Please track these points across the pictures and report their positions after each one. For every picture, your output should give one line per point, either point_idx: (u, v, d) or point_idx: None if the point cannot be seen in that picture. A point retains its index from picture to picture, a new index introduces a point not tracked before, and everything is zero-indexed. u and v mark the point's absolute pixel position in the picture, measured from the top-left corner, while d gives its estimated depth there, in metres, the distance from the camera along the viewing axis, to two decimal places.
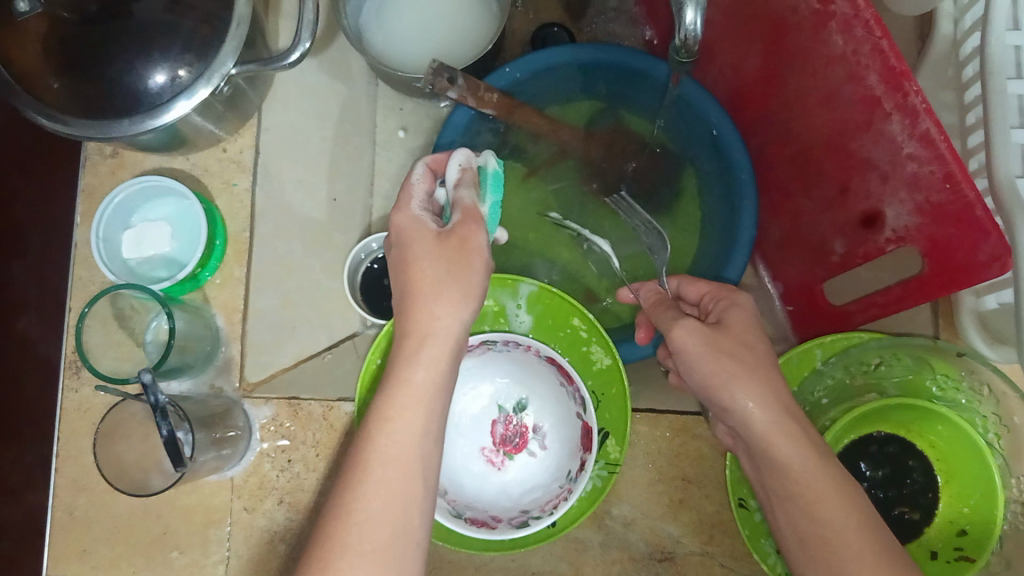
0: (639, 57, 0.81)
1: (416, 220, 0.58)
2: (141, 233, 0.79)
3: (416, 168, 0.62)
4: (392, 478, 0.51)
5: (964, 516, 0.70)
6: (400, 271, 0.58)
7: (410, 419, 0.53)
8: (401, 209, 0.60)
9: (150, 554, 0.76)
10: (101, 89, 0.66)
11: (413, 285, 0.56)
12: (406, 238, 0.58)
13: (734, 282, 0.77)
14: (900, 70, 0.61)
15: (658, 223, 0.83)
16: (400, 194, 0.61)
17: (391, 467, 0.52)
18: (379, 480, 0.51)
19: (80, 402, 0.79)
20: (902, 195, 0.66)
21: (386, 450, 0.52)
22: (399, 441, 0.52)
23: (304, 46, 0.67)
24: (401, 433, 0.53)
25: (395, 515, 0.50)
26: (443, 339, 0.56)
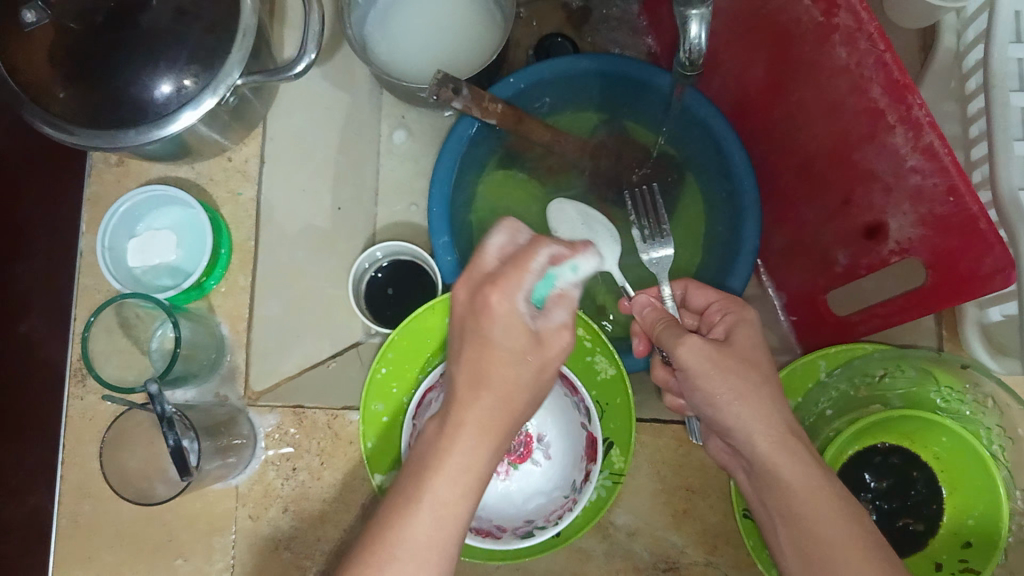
0: (643, 68, 0.81)
1: (511, 306, 0.56)
2: (147, 241, 0.79)
3: (541, 253, 0.56)
4: (440, 509, 0.51)
5: (968, 528, 0.70)
6: (472, 339, 0.56)
7: (463, 450, 0.53)
8: (498, 291, 0.55)
9: (154, 563, 0.76)
10: (107, 100, 0.66)
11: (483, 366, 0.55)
12: (493, 314, 0.55)
13: (739, 294, 0.77)
14: (904, 83, 0.61)
15: (654, 226, 0.81)
16: (508, 272, 0.56)
17: (441, 497, 0.51)
18: (426, 510, 0.51)
19: (86, 410, 0.78)
20: (906, 207, 0.66)
21: (439, 481, 0.52)
22: (453, 476, 0.52)
23: (310, 56, 0.67)
24: (456, 468, 0.52)
25: (436, 543, 0.50)
26: (500, 388, 0.55)
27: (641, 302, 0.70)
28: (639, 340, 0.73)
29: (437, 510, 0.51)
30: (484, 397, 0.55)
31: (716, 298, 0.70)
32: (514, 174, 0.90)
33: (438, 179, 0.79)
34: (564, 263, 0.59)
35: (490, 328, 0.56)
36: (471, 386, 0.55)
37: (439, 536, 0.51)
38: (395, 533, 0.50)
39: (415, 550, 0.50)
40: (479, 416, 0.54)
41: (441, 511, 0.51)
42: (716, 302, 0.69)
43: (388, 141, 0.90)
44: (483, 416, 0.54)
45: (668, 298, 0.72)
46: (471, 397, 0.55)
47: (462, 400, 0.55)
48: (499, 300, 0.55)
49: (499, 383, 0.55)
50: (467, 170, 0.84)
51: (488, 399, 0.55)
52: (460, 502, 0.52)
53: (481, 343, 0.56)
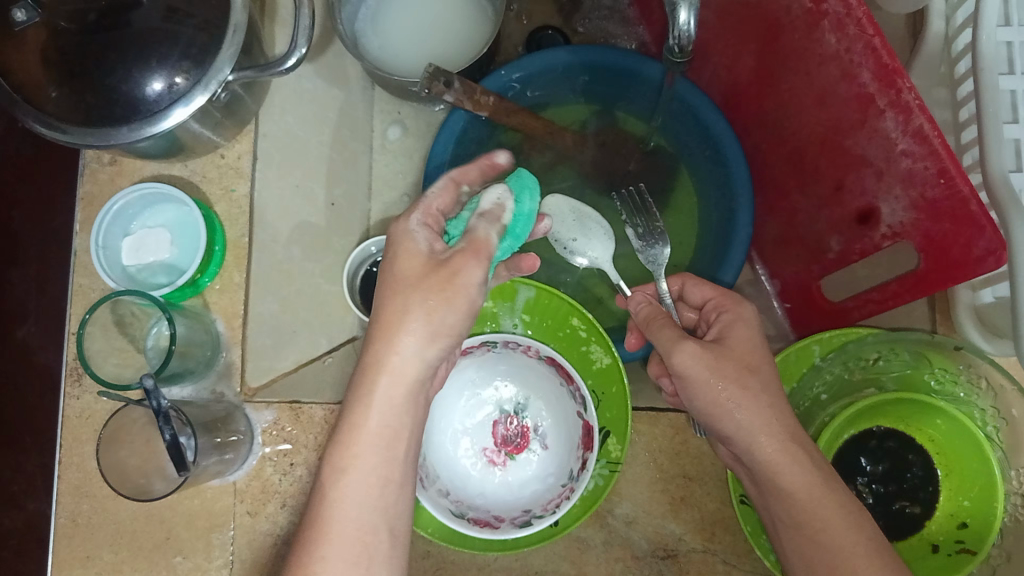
0: (633, 59, 0.81)
1: (415, 244, 0.54)
2: (140, 239, 0.79)
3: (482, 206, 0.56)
4: (365, 480, 0.53)
5: (964, 509, 0.70)
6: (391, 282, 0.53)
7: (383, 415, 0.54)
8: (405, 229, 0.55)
9: (152, 560, 0.75)
10: (98, 98, 0.66)
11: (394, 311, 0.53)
12: (404, 251, 0.54)
13: (729, 286, 0.77)
14: (893, 68, 0.61)
15: (648, 225, 0.83)
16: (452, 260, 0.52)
17: (362, 468, 0.53)
18: (349, 485, 0.53)
19: (82, 409, 0.77)
20: (897, 191, 0.66)
21: (359, 454, 0.53)
22: (372, 446, 0.54)
23: (301, 51, 0.67)
24: (372, 437, 0.54)
25: (363, 512, 0.53)
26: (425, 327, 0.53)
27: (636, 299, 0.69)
28: (632, 335, 0.73)
29: (369, 489, 0.53)
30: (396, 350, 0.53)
31: (711, 296, 0.69)
32: None
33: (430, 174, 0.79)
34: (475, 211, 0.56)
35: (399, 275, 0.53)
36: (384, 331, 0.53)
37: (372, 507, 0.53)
38: (323, 514, 0.53)
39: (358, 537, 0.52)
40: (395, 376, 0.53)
41: (365, 480, 0.53)
42: (712, 299, 0.68)
43: (381, 136, 0.96)
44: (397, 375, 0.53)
45: (664, 292, 0.74)
46: (381, 353, 0.53)
47: (371, 364, 0.54)
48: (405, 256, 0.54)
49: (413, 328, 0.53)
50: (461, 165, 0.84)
51: (402, 350, 0.53)
52: (384, 466, 0.54)
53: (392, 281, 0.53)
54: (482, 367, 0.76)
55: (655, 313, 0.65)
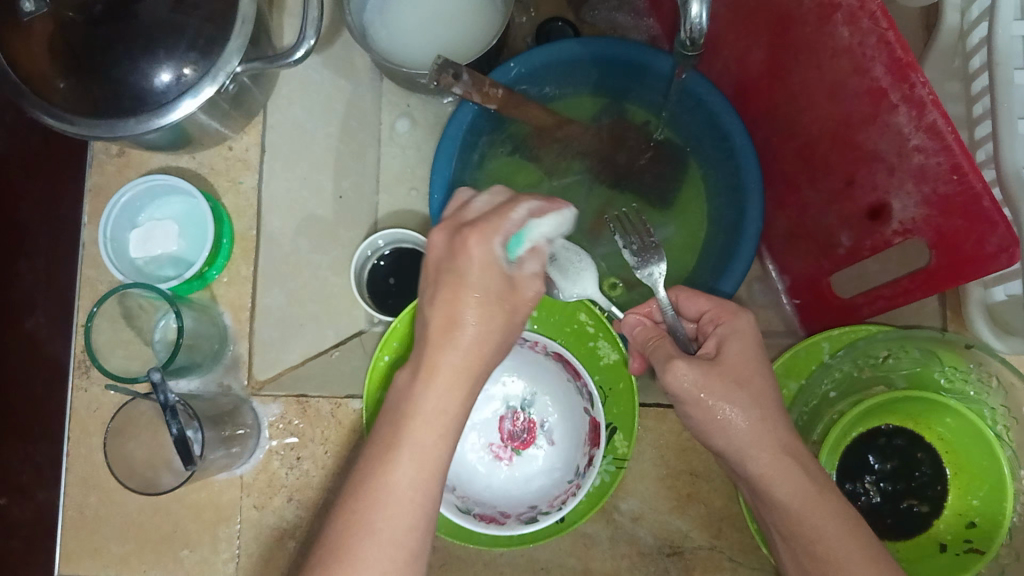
0: (642, 52, 0.80)
1: (489, 253, 0.53)
2: (147, 232, 0.79)
3: (521, 206, 0.54)
4: (417, 471, 0.51)
5: (973, 509, 0.70)
6: (448, 276, 0.53)
7: (437, 408, 0.52)
8: (476, 234, 0.53)
9: (159, 553, 0.76)
10: (107, 89, 0.66)
11: (452, 303, 0.53)
12: (470, 254, 0.53)
13: (729, 296, 0.77)
14: (907, 62, 0.61)
15: (642, 242, 0.75)
16: (488, 217, 0.54)
17: (413, 457, 0.51)
18: (399, 475, 0.50)
19: (90, 402, 0.78)
20: (909, 187, 0.65)
21: (413, 441, 0.51)
22: (425, 431, 0.51)
23: (309, 42, 0.67)
24: (426, 422, 0.51)
25: (412, 505, 0.50)
26: (476, 329, 0.53)
27: (631, 319, 0.69)
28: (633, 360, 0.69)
29: (409, 484, 0.50)
30: (455, 346, 0.53)
31: (706, 309, 0.65)
32: (510, 160, 0.89)
33: (438, 167, 0.79)
34: (540, 219, 0.55)
35: (439, 262, 0.55)
36: (445, 327, 0.53)
37: (411, 503, 0.50)
38: (364, 504, 0.50)
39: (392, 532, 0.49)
40: (455, 366, 0.52)
41: (418, 470, 0.51)
42: (709, 313, 0.65)
43: (389, 128, 0.91)
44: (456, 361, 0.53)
45: (668, 308, 0.67)
46: (440, 347, 0.53)
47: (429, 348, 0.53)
48: (476, 241, 0.53)
49: (471, 326, 0.53)
50: (468, 159, 0.84)
51: (459, 344, 0.53)
52: (438, 458, 0.51)
53: (456, 281, 0.53)
54: None
55: (654, 334, 0.65)
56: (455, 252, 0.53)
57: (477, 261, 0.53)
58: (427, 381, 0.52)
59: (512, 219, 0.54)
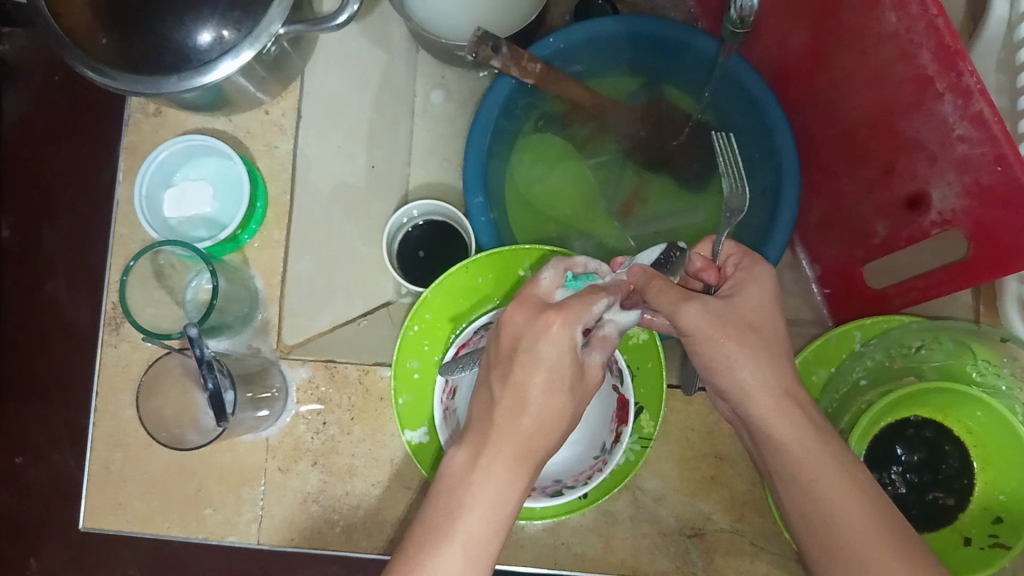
0: (683, 30, 0.79)
1: (566, 334, 0.55)
2: (183, 192, 0.79)
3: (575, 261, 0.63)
4: (462, 561, 0.50)
5: (999, 503, 0.70)
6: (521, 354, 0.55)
7: (489, 485, 0.52)
8: (562, 318, 0.55)
9: (183, 511, 0.76)
10: (148, 45, 0.66)
11: (523, 388, 0.54)
12: (550, 336, 0.54)
13: (773, 263, 0.75)
14: (956, 49, 0.59)
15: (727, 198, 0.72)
16: (573, 303, 0.55)
17: (462, 548, 0.51)
18: (450, 565, 0.50)
19: (119, 358, 0.78)
20: (950, 176, 0.65)
21: (462, 526, 0.51)
22: (477, 518, 0.52)
23: (353, 8, 0.67)
24: (477, 517, 0.52)
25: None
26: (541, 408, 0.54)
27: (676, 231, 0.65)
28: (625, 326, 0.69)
29: (459, 554, 0.50)
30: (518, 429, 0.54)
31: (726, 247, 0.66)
32: (546, 136, 0.88)
33: (475, 138, 0.78)
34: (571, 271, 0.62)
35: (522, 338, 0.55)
36: (511, 408, 0.54)
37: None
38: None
39: None
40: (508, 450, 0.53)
41: (465, 560, 0.50)
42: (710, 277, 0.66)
43: (423, 100, 0.88)
44: (520, 443, 0.53)
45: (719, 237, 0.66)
46: (499, 433, 0.54)
47: (485, 430, 0.54)
48: (553, 319, 0.54)
49: (532, 407, 0.54)
50: (504, 132, 0.83)
51: (519, 429, 0.54)
52: (485, 550, 0.51)
53: (529, 361, 0.54)
54: None
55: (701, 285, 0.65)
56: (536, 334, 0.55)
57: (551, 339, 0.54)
58: (480, 469, 0.53)
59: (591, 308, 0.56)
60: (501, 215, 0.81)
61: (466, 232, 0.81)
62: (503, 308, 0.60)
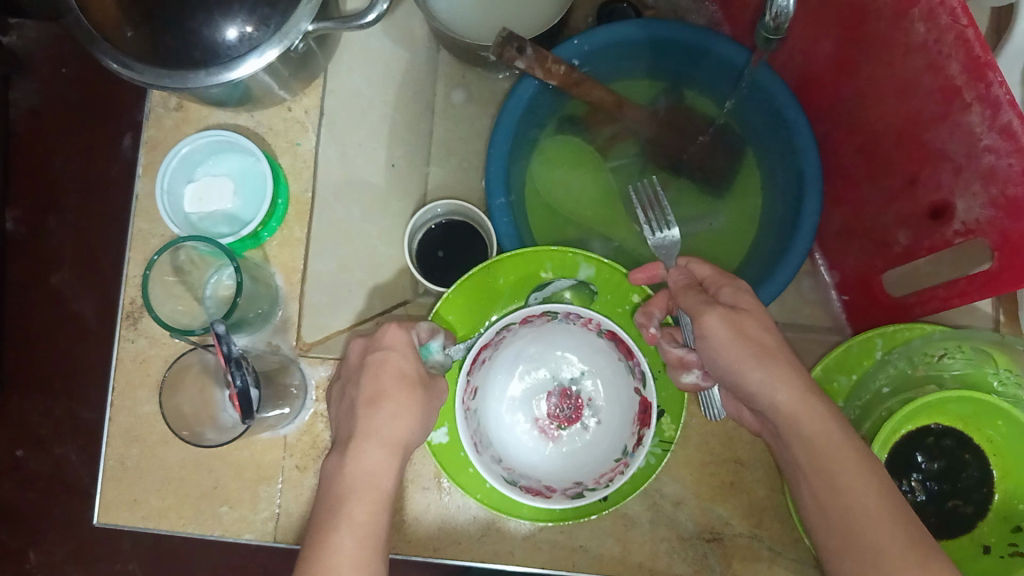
0: (705, 36, 0.80)
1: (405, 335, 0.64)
2: (205, 188, 0.78)
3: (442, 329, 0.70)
4: (356, 542, 0.54)
5: (1019, 513, 0.70)
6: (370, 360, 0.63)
7: (371, 464, 0.58)
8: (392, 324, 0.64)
9: (199, 508, 0.75)
10: (176, 40, 0.66)
11: (380, 381, 0.61)
12: (388, 340, 0.63)
13: (766, 307, 0.76)
14: (985, 60, 0.60)
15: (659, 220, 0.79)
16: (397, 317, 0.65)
17: (357, 531, 0.55)
18: (345, 546, 0.54)
19: (137, 354, 0.77)
20: (976, 187, 0.65)
21: (352, 513, 0.56)
22: (365, 505, 0.56)
23: (381, 6, 0.66)
24: (363, 495, 0.56)
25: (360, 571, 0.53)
26: (398, 394, 0.61)
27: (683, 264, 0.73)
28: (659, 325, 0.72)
29: (356, 524, 0.55)
30: (383, 416, 0.60)
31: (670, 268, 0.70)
32: (567, 139, 0.89)
33: (497, 139, 0.79)
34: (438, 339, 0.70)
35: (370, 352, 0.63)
36: (369, 401, 0.60)
37: (363, 541, 0.54)
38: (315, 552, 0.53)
39: (339, 557, 0.53)
40: (383, 431, 0.59)
41: (357, 538, 0.54)
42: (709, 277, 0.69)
43: (444, 99, 0.94)
44: (390, 440, 0.59)
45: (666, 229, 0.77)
46: (369, 418, 0.60)
47: (359, 432, 0.59)
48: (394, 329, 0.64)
49: (393, 395, 0.61)
50: (525, 134, 0.83)
51: (383, 417, 0.60)
52: (373, 536, 0.55)
53: (379, 361, 0.62)
54: (541, 342, 0.76)
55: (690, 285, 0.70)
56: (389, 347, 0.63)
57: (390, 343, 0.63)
58: (355, 451, 0.58)
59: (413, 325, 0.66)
60: (521, 218, 0.81)
61: (489, 233, 0.82)
62: (365, 343, 0.65)
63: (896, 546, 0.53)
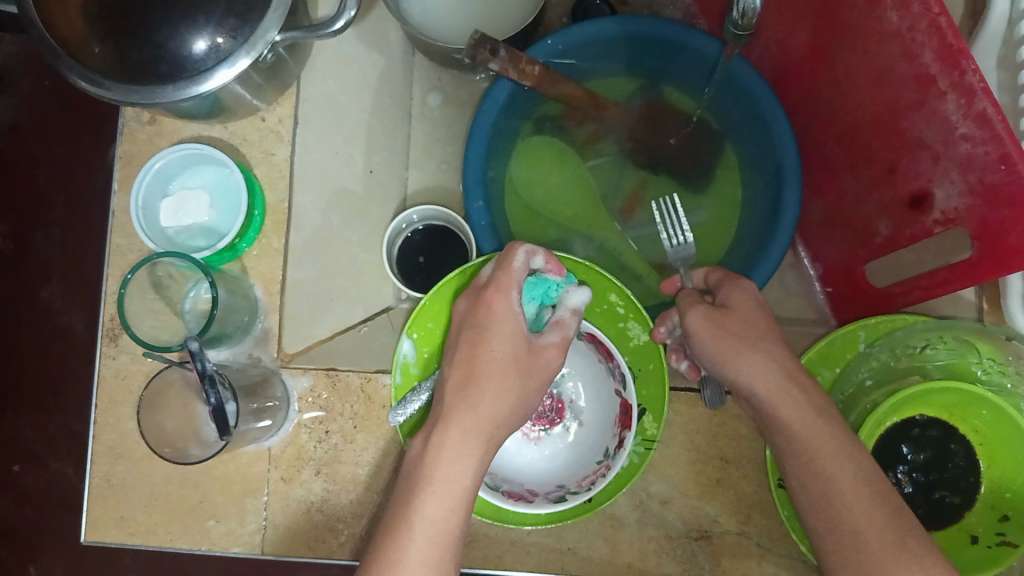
0: (678, 32, 0.79)
1: (509, 305, 0.64)
2: (181, 202, 0.77)
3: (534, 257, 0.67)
4: (427, 537, 0.55)
5: (1006, 501, 0.70)
6: (469, 335, 0.64)
7: (456, 454, 0.58)
8: (497, 293, 0.64)
9: (186, 523, 0.75)
10: (145, 54, 0.65)
11: (479, 359, 0.63)
12: (493, 311, 0.64)
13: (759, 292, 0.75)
14: (958, 47, 0.59)
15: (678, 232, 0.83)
16: (498, 277, 0.65)
17: (427, 529, 0.55)
18: (417, 542, 0.55)
19: (119, 370, 0.77)
20: (954, 175, 0.65)
21: (426, 509, 0.56)
22: (439, 501, 0.56)
23: (349, 13, 0.66)
24: (440, 491, 0.57)
25: (429, 571, 0.54)
26: (491, 376, 0.62)
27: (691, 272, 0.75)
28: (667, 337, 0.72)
29: (428, 521, 0.56)
30: (473, 405, 0.60)
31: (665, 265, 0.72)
32: (549, 140, 0.88)
33: (474, 143, 0.78)
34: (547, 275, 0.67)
35: (478, 323, 0.64)
36: (463, 380, 0.62)
37: (438, 536, 0.55)
38: (389, 543, 0.55)
39: (413, 550, 0.54)
40: (469, 422, 0.60)
41: (430, 538, 0.55)
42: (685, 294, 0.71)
43: (421, 103, 0.91)
44: (476, 429, 0.60)
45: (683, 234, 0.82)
46: (458, 407, 0.60)
47: (443, 420, 0.60)
48: (499, 299, 0.64)
49: (487, 382, 0.61)
50: (502, 136, 0.83)
51: (476, 405, 0.60)
52: (447, 531, 0.56)
53: (476, 338, 0.63)
54: None
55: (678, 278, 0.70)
56: (488, 319, 0.64)
57: (492, 316, 0.64)
58: (440, 440, 0.59)
59: (513, 270, 0.65)
60: (500, 221, 0.81)
61: (468, 237, 0.81)
62: (469, 308, 0.66)
63: (875, 550, 0.54)
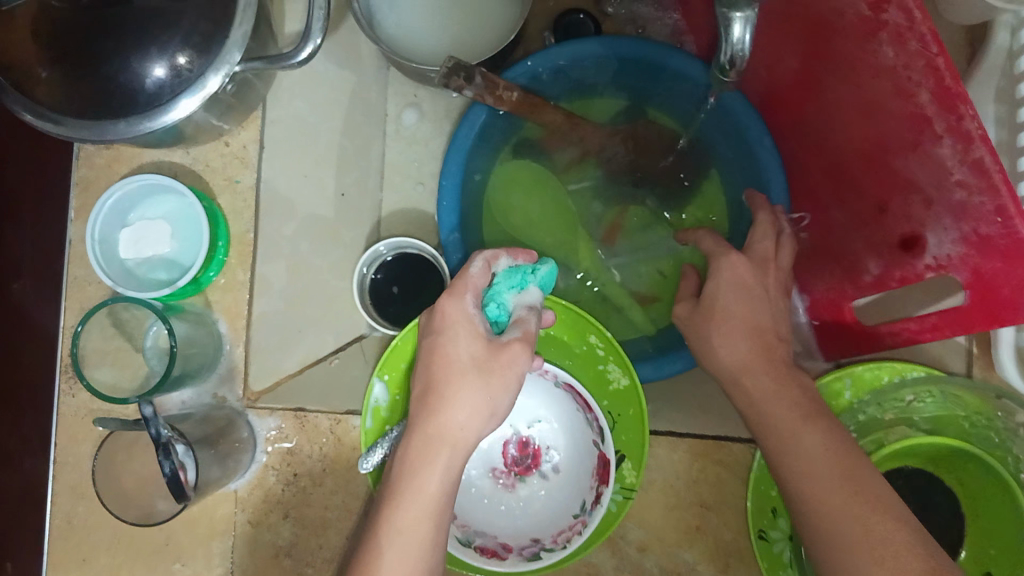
0: (663, 55, 0.76)
1: (464, 307, 0.59)
2: (138, 231, 0.73)
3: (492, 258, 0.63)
4: (398, 553, 0.50)
5: (990, 559, 0.68)
6: (430, 345, 0.58)
7: (427, 462, 0.53)
8: (451, 296, 0.59)
9: (150, 566, 0.73)
10: (95, 87, 0.61)
11: (438, 372, 0.56)
12: (447, 314, 0.58)
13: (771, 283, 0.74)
14: (957, 92, 0.56)
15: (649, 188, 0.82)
16: (454, 281, 0.61)
17: (402, 545, 0.51)
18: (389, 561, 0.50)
19: (78, 408, 0.76)
20: (946, 222, 0.62)
21: (395, 519, 0.51)
22: (409, 513, 0.52)
23: (316, 42, 0.61)
24: (409, 502, 0.52)
25: None
26: (452, 389, 0.55)
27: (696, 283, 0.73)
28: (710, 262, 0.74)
29: (398, 536, 0.51)
30: (443, 415, 0.54)
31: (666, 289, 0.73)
32: (525, 162, 0.84)
33: (449, 170, 0.75)
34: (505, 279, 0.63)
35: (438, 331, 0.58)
36: (424, 395, 0.56)
37: (413, 554, 0.51)
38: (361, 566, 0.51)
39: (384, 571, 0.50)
40: (435, 431, 0.54)
41: (401, 555, 0.50)
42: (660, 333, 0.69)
43: (395, 121, 0.83)
44: (446, 437, 0.54)
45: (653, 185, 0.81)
46: (425, 415, 0.55)
47: (409, 430, 0.55)
48: (452, 302, 0.58)
49: (448, 390, 0.55)
50: (479, 160, 0.80)
51: (444, 417, 0.54)
52: (421, 544, 0.51)
53: (434, 347, 0.57)
54: None
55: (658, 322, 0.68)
56: (448, 327, 0.58)
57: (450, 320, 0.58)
58: (414, 450, 0.54)
59: (472, 274, 0.61)
60: (476, 251, 0.78)
61: (441, 267, 0.77)
62: (426, 318, 0.60)
63: None
